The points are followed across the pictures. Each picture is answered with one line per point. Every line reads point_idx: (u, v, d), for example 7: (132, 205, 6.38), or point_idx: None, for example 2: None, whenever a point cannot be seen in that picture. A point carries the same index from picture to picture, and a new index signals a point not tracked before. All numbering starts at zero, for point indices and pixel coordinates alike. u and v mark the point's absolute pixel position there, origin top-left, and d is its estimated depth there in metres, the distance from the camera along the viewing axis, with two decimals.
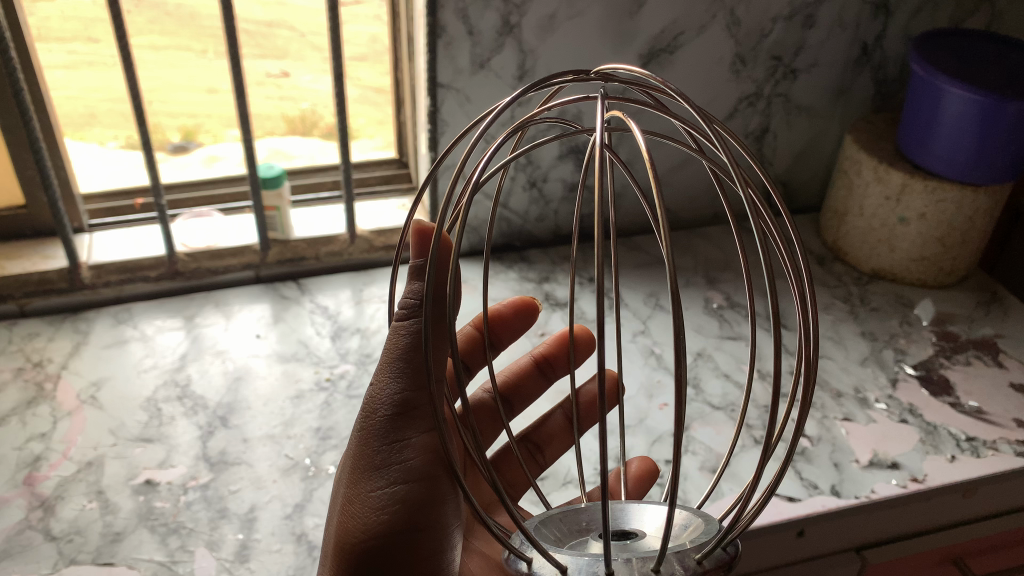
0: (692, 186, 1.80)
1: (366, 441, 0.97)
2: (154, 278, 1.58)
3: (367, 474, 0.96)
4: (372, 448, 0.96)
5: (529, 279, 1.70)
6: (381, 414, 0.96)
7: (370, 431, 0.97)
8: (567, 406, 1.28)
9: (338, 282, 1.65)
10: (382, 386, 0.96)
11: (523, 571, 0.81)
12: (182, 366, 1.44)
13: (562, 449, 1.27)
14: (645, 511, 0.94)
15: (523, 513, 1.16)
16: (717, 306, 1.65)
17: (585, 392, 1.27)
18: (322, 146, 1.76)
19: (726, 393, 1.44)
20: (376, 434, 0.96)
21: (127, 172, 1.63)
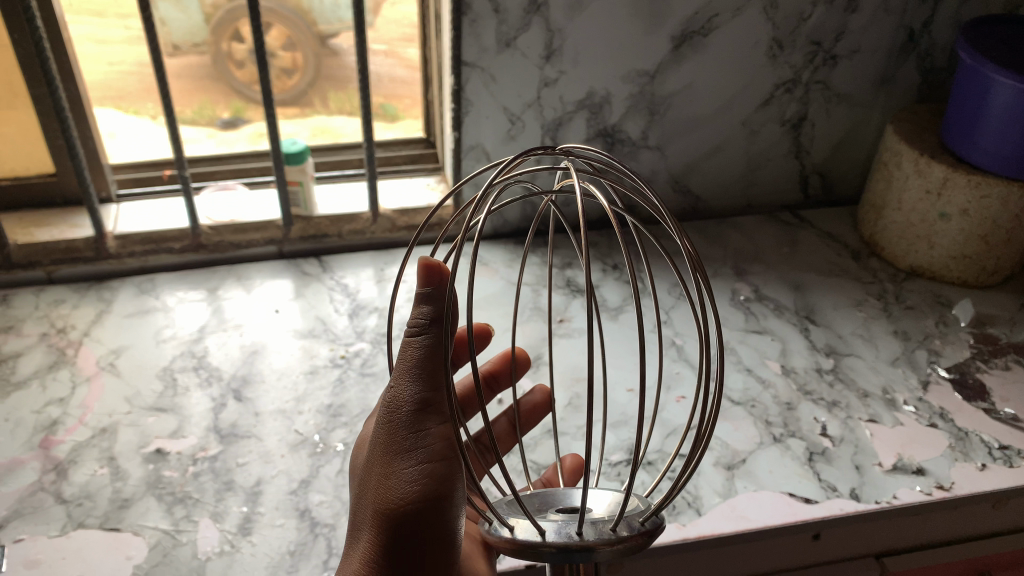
0: (723, 174, 1.80)
1: (389, 437, 0.96)
2: (178, 249, 1.59)
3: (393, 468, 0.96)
4: (396, 444, 0.95)
5: (552, 264, 1.68)
6: (402, 411, 0.95)
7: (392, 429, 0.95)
8: (509, 411, 1.26)
9: (360, 261, 1.65)
10: (401, 386, 0.94)
11: (506, 536, 0.82)
12: (201, 337, 1.45)
13: (510, 450, 1.27)
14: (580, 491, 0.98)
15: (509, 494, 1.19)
16: (744, 298, 1.60)
17: (526, 403, 1.25)
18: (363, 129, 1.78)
19: (747, 388, 1.41)
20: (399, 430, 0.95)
21: (156, 146, 1.67)
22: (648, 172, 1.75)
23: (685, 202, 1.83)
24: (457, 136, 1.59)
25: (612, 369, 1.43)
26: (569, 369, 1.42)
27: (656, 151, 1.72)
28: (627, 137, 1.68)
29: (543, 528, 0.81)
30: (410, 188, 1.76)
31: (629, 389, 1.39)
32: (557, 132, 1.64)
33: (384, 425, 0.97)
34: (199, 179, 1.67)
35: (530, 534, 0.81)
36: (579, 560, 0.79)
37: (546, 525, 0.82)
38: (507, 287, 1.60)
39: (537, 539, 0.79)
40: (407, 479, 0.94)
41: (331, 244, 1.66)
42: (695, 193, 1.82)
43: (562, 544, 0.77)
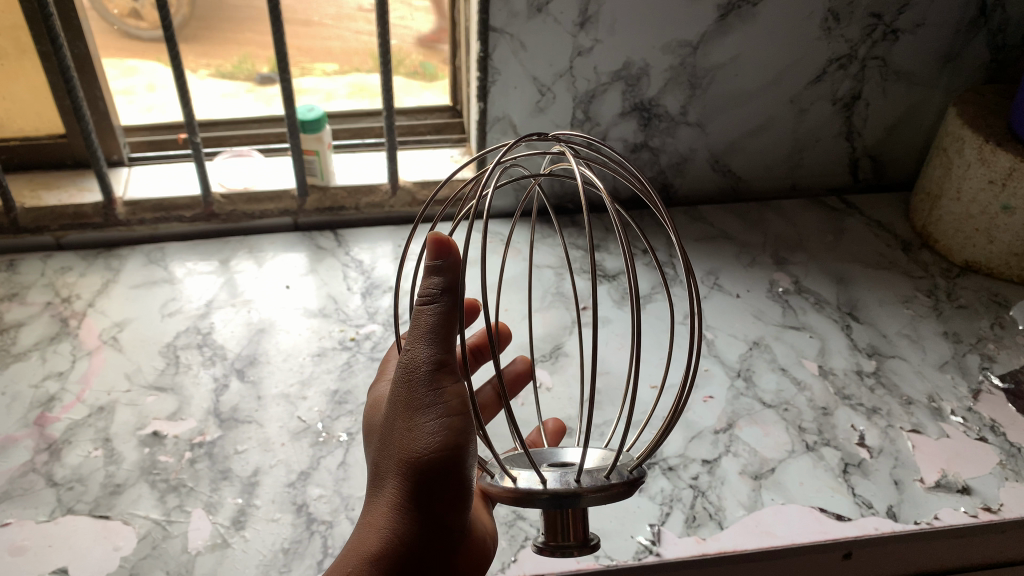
0: (768, 154, 1.69)
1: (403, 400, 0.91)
2: (190, 217, 1.53)
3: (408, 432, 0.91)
4: (409, 408, 0.91)
5: (578, 245, 1.59)
6: (415, 375, 0.90)
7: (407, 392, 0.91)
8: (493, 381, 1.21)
9: (377, 236, 1.58)
10: (413, 352, 0.89)
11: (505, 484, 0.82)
12: (207, 313, 1.39)
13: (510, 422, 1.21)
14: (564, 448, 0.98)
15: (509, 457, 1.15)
16: (782, 291, 1.50)
17: (510, 371, 1.20)
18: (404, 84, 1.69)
19: (780, 389, 1.32)
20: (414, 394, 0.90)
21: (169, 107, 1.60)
22: (686, 149, 1.65)
23: (725, 182, 1.72)
24: (482, 106, 1.50)
25: (636, 364, 1.34)
26: (591, 361, 1.34)
27: (695, 127, 1.61)
28: (665, 112, 1.57)
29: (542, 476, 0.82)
30: (433, 158, 1.66)
31: (652, 386, 1.30)
32: (589, 104, 1.54)
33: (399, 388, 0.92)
34: (214, 144, 1.61)
35: (530, 483, 0.81)
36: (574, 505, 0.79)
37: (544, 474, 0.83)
38: (529, 269, 1.52)
39: (537, 486, 0.79)
40: (421, 444, 0.90)
41: (348, 216, 1.59)
42: (736, 173, 1.71)
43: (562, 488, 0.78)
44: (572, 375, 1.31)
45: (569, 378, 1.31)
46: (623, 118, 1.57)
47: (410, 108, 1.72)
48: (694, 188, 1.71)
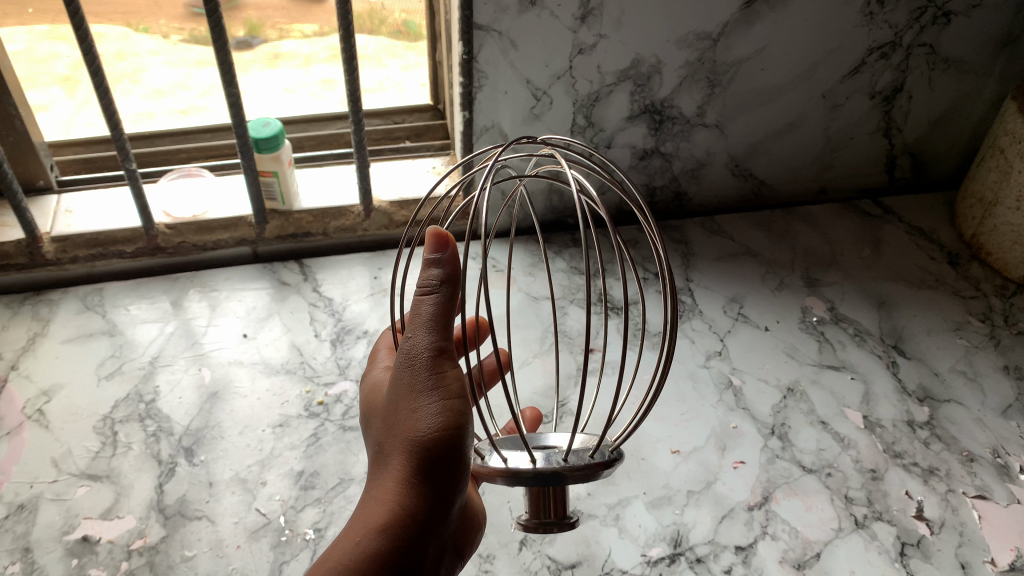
0: (795, 155, 1.49)
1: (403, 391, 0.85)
2: (131, 253, 1.32)
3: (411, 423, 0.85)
4: (411, 398, 0.85)
5: (581, 269, 1.39)
6: (417, 363, 0.84)
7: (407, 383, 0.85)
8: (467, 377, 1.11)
9: (349, 265, 1.38)
10: (414, 340, 0.84)
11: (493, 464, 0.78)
12: (151, 374, 1.20)
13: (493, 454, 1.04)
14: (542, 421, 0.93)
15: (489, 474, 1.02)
16: (817, 320, 1.31)
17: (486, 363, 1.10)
18: (388, 46, 1.41)
19: (822, 448, 1.13)
20: (416, 384, 0.84)
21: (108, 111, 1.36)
22: (702, 154, 1.44)
23: (746, 187, 1.52)
24: (467, 116, 1.28)
25: (653, 422, 1.15)
26: (601, 420, 1.15)
27: (713, 129, 1.41)
28: (679, 113, 1.37)
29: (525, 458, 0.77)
30: (411, 170, 1.45)
31: (673, 450, 1.12)
32: (592, 108, 1.32)
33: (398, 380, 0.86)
34: (160, 161, 1.39)
35: (516, 462, 0.77)
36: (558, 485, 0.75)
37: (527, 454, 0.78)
38: (525, 303, 1.32)
39: (524, 468, 0.75)
40: (424, 436, 0.84)
41: (315, 242, 1.38)
42: (759, 177, 1.51)
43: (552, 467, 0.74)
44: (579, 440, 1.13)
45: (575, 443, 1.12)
46: (631, 122, 1.36)
47: (395, 71, 1.44)
48: (711, 195, 1.52)
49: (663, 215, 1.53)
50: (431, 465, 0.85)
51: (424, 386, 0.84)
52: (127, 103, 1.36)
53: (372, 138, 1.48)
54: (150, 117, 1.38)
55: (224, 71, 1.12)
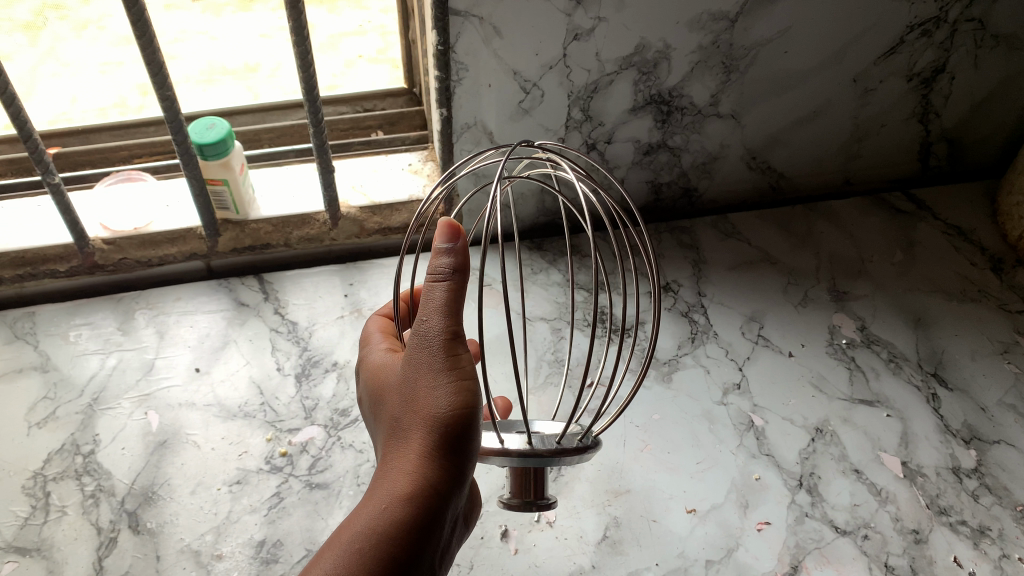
0: (818, 145, 1.30)
1: (416, 369, 0.73)
2: (66, 272, 1.16)
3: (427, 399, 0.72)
4: (427, 380, 0.72)
5: (579, 283, 1.23)
6: (432, 340, 0.72)
7: (420, 359, 0.72)
8: None
9: (317, 280, 1.22)
10: (430, 317, 0.71)
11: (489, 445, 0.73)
12: (90, 419, 1.04)
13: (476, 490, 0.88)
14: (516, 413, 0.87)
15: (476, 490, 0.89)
16: (846, 344, 1.16)
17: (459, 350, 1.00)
18: None
19: (857, 503, 0.99)
20: (433, 359, 0.72)
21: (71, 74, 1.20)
22: (715, 147, 1.26)
23: (763, 181, 1.34)
24: (446, 114, 1.10)
25: (665, 474, 1.01)
26: (604, 471, 1.01)
27: (728, 120, 1.22)
28: (689, 103, 1.18)
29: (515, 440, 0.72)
30: (384, 167, 1.27)
31: (688, 509, 0.98)
32: (590, 100, 1.14)
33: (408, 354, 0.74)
34: (97, 159, 1.24)
35: (509, 444, 0.72)
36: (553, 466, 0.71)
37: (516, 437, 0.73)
38: (517, 325, 1.16)
39: (522, 449, 0.70)
40: (444, 419, 0.71)
41: (276, 253, 1.23)
42: (778, 170, 1.33)
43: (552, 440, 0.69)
44: (580, 497, 0.98)
45: (575, 503, 0.98)
46: (634, 114, 1.17)
47: (376, 13, 1.23)
48: (725, 190, 1.34)
49: (670, 214, 1.36)
50: (449, 457, 0.72)
51: (441, 364, 0.72)
52: (95, 51, 1.19)
53: (338, 129, 1.29)
54: (121, 65, 1.21)
55: (153, 72, 0.94)
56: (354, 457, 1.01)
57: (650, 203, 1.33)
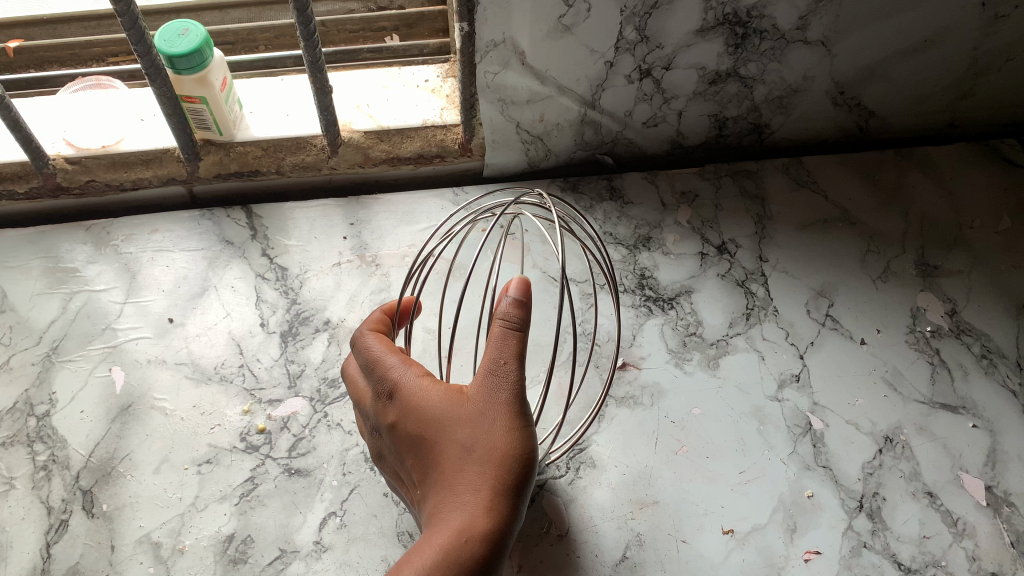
0: (924, 80, 1.06)
1: (482, 414, 0.61)
2: (27, 194, 1.02)
3: (504, 434, 0.61)
4: (498, 428, 0.61)
5: (617, 237, 1.05)
6: (504, 391, 0.61)
7: (492, 398, 0.61)
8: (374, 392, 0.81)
9: (314, 214, 1.05)
10: (511, 355, 0.62)
11: None
12: (47, 373, 0.91)
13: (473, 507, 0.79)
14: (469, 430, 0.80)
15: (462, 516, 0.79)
16: (930, 332, 0.97)
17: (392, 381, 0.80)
18: None
19: (927, 536, 0.84)
20: (510, 399, 0.61)
21: None
22: (796, 78, 1.03)
23: (848, 120, 1.11)
24: (467, 29, 0.89)
25: (701, 483, 0.86)
26: (630, 476, 0.87)
27: (816, 46, 0.98)
28: (771, 25, 0.94)
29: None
30: (395, 83, 1.09)
31: (724, 529, 0.83)
32: (648, 17, 0.91)
33: (471, 387, 0.63)
34: (66, 56, 1.04)
35: None
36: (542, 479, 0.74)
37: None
38: (541, 287, 0.99)
39: None
40: (520, 471, 0.60)
41: (267, 180, 1.07)
42: (869, 107, 1.10)
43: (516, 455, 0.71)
44: (598, 508, 0.85)
45: (593, 514, 0.84)
46: (701, 37, 0.95)
47: None
48: (802, 127, 1.12)
49: (735, 152, 1.15)
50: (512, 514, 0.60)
51: (517, 411, 0.62)
52: None
53: (347, 29, 1.08)
54: None
55: None
56: (342, 440, 0.88)
57: (710, 139, 1.12)
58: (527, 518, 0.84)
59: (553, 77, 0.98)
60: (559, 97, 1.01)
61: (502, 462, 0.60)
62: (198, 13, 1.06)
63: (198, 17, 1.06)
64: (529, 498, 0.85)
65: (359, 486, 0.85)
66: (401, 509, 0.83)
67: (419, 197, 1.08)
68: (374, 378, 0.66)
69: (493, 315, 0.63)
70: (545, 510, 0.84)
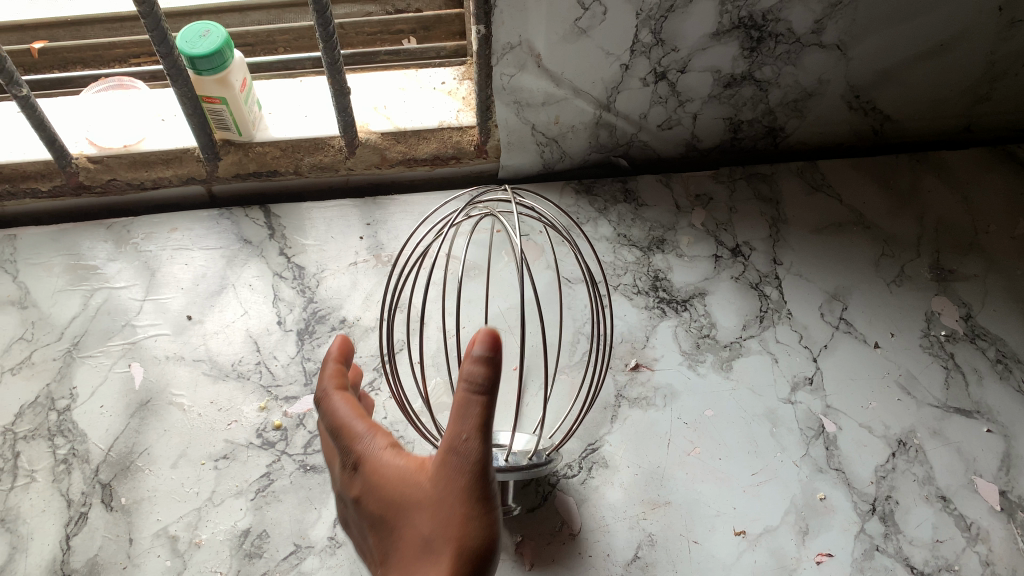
0: (940, 84, 1.06)
1: (443, 504, 0.54)
2: (50, 193, 1.03)
3: (462, 525, 0.54)
4: (458, 519, 0.54)
5: (631, 239, 1.05)
6: (468, 471, 0.54)
7: (452, 481, 0.54)
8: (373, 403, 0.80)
9: (331, 214, 1.06)
10: (473, 429, 0.54)
11: (503, 461, 0.73)
12: (68, 368, 0.93)
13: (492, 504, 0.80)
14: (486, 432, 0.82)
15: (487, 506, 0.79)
16: (944, 336, 0.97)
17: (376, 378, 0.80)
18: None
19: (940, 540, 0.83)
20: (473, 481, 0.54)
21: None
22: (811, 82, 1.03)
23: (864, 124, 1.11)
24: (484, 32, 0.90)
25: (713, 484, 0.86)
26: (642, 476, 0.87)
27: (831, 50, 0.99)
28: (787, 29, 0.95)
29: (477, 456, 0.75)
30: (412, 85, 1.10)
31: (736, 530, 0.84)
32: (664, 20, 0.92)
33: (432, 468, 0.56)
34: (89, 57, 1.06)
35: (516, 459, 0.74)
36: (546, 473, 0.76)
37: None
38: (555, 287, 1.00)
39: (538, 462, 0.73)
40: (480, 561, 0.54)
41: (286, 180, 1.08)
42: (884, 111, 1.10)
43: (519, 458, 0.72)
44: (611, 508, 0.85)
45: (605, 513, 0.85)
46: (717, 40, 0.95)
47: None
48: (816, 131, 1.12)
49: (749, 156, 1.16)
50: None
51: (481, 493, 0.54)
52: None
53: (365, 32, 1.09)
54: None
55: None
56: None
57: (725, 142, 1.12)
58: (539, 517, 0.85)
59: (569, 80, 0.99)
60: (574, 100, 1.02)
61: (459, 554, 0.54)
62: (219, 15, 1.07)
63: (219, 19, 1.08)
64: (541, 497, 0.86)
65: None
66: None
67: (434, 198, 1.09)
68: (340, 447, 0.62)
69: (456, 379, 0.54)
70: (557, 509, 0.85)
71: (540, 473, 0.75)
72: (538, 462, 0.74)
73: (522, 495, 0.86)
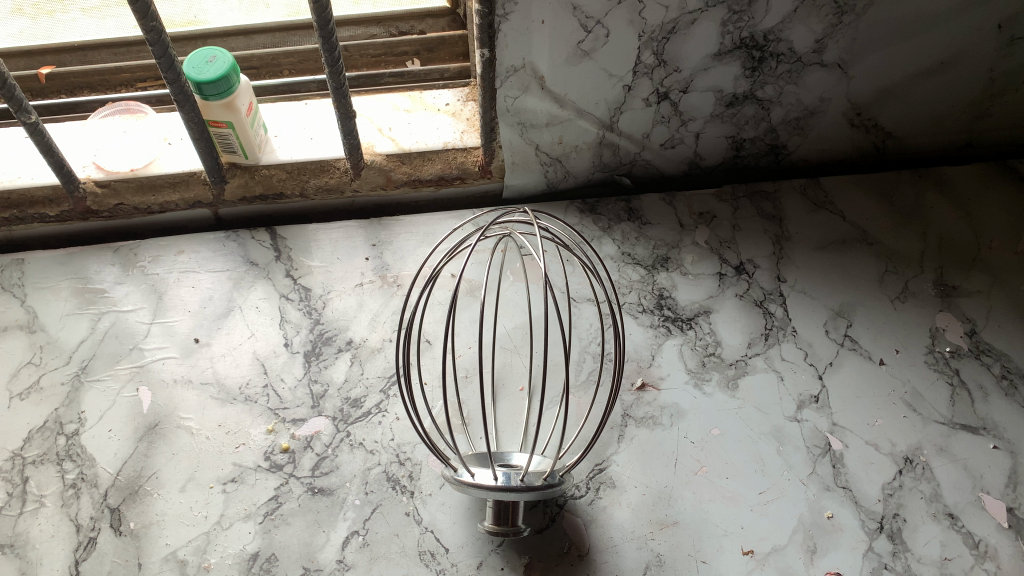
0: (940, 101, 1.07)
1: None
2: (57, 217, 1.04)
3: None
4: None
5: (635, 258, 1.06)
6: None
7: None
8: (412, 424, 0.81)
9: (336, 234, 1.07)
10: None
11: (518, 480, 0.74)
12: (77, 393, 0.93)
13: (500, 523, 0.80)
14: (499, 457, 0.83)
15: (496, 525, 0.79)
16: (948, 352, 0.97)
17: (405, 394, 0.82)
18: None
19: (949, 558, 0.83)
20: None
21: None
22: (813, 100, 1.04)
23: (865, 140, 1.12)
24: (488, 55, 0.90)
25: (720, 503, 0.87)
26: (650, 496, 0.87)
27: (832, 69, 0.99)
28: (788, 48, 0.95)
29: (488, 475, 0.75)
30: (418, 107, 1.11)
31: (744, 550, 0.84)
32: (665, 42, 0.93)
33: None
34: (96, 82, 1.07)
35: (531, 477, 0.75)
36: (557, 493, 0.76)
37: (490, 471, 0.76)
38: (559, 308, 1.00)
39: (552, 484, 0.74)
40: None
41: (292, 203, 1.09)
42: (886, 128, 1.11)
43: (534, 482, 0.73)
44: (619, 529, 0.85)
45: (614, 534, 0.85)
46: (719, 60, 0.96)
47: None
48: (819, 148, 1.13)
49: (752, 173, 1.16)
50: None
51: None
52: None
53: (370, 54, 1.10)
54: None
55: None
56: (364, 459, 0.89)
57: (728, 159, 1.13)
58: (547, 538, 0.85)
59: (572, 101, 0.99)
60: (577, 120, 1.02)
61: None
62: (226, 39, 1.09)
63: (225, 42, 1.09)
64: (549, 517, 0.86)
65: (381, 504, 0.86)
66: (423, 529, 0.85)
67: (439, 217, 1.09)
68: None
69: None
70: (566, 529, 0.85)
71: (551, 495, 0.75)
72: (552, 483, 0.75)
73: (530, 516, 0.86)
